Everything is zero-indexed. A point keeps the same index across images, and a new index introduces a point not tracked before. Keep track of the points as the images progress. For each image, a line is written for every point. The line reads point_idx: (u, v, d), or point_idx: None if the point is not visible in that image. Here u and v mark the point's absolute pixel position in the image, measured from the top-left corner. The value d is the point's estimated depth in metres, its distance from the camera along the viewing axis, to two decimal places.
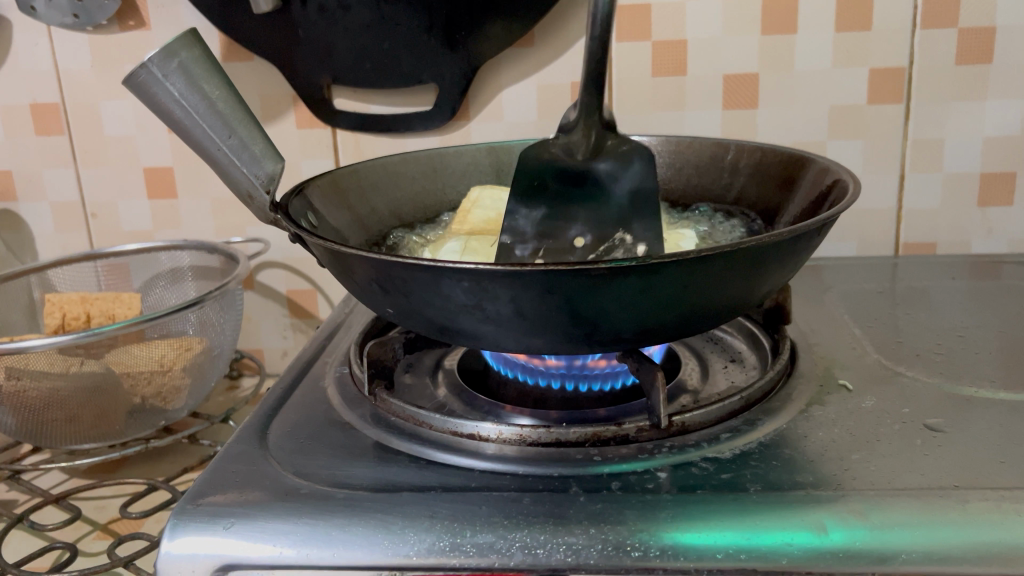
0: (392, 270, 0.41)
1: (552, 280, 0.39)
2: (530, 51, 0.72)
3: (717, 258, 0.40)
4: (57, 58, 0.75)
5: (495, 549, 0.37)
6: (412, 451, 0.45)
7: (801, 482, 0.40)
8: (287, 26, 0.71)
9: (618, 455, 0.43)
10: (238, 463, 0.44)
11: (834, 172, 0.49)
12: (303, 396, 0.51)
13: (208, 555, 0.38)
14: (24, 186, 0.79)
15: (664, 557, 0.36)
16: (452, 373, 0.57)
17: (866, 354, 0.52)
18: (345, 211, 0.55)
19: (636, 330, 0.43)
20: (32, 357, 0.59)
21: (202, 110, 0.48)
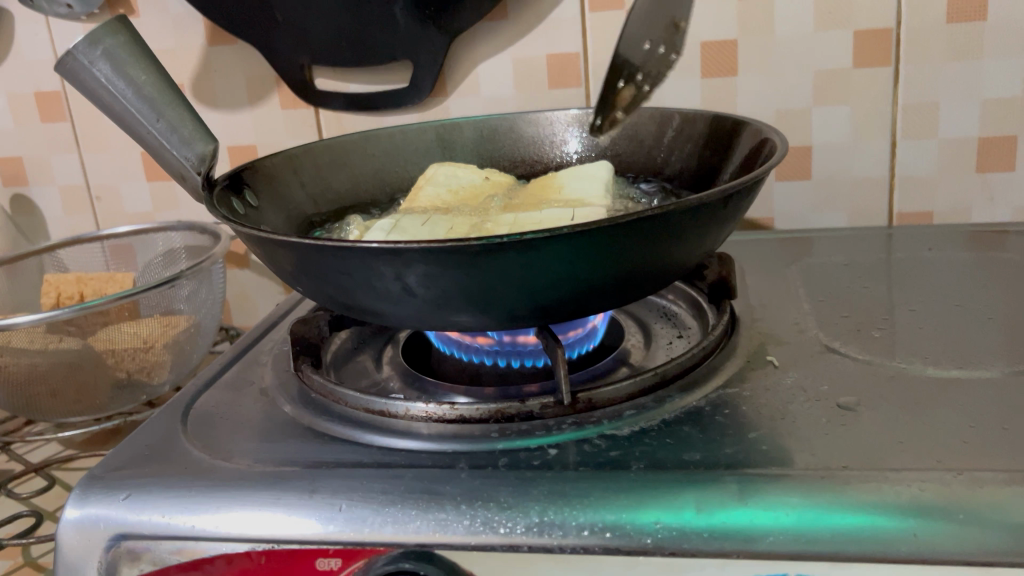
0: (289, 249, 0.42)
1: (429, 256, 0.39)
2: (504, 24, 0.72)
3: (602, 228, 0.39)
4: (56, 47, 0.78)
5: (367, 524, 0.37)
6: (322, 427, 0.46)
7: (689, 459, 0.39)
8: (264, 9, 0.72)
9: (516, 432, 0.43)
10: (155, 438, 0.45)
11: (766, 134, 0.47)
12: (240, 375, 0.53)
13: (107, 524, 0.40)
14: (33, 171, 0.83)
15: (530, 535, 0.36)
16: (399, 351, 0.57)
17: (807, 329, 0.50)
18: (292, 189, 0.56)
19: (533, 306, 0.42)
20: (13, 334, 0.62)
21: (128, 95, 0.49)
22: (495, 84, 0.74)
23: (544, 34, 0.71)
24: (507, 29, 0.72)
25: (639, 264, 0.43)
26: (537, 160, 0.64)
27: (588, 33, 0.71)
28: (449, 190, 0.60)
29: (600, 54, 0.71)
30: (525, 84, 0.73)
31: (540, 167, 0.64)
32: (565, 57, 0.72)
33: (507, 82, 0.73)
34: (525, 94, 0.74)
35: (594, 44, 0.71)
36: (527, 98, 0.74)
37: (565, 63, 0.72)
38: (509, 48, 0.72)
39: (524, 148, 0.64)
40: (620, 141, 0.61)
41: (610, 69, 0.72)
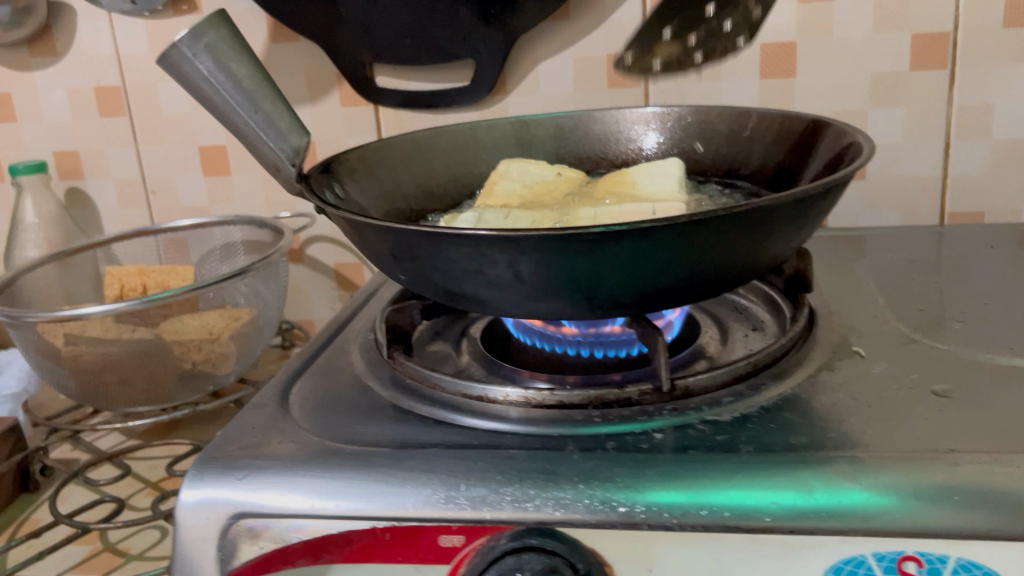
0: (399, 236, 0.43)
1: (546, 244, 0.40)
2: (565, 24, 0.73)
3: (710, 219, 0.40)
4: (117, 43, 0.80)
5: (487, 504, 0.38)
6: (422, 411, 0.47)
7: (795, 443, 0.40)
8: (330, 7, 0.74)
9: (618, 417, 0.44)
10: (259, 421, 0.46)
11: (851, 133, 0.48)
12: (329, 363, 0.54)
13: (224, 503, 0.41)
14: (90, 164, 0.84)
15: (649, 513, 0.37)
16: (477, 341, 0.58)
17: (885, 322, 0.52)
18: (373, 182, 0.57)
19: (636, 295, 0.43)
20: (87, 323, 0.63)
21: (229, 88, 0.50)
22: (555, 83, 0.75)
23: (605, 34, 0.73)
24: (568, 29, 0.73)
25: (738, 255, 0.44)
26: (602, 156, 0.66)
27: None
28: (524, 185, 0.61)
29: None
30: (585, 82, 0.75)
31: (605, 163, 0.66)
32: (626, 56, 0.73)
33: (567, 80, 0.75)
34: (585, 93, 0.75)
35: None
36: (586, 97, 0.75)
37: None
38: (570, 47, 0.74)
39: (590, 144, 0.66)
40: (688, 137, 0.62)
41: (669, 69, 0.73)
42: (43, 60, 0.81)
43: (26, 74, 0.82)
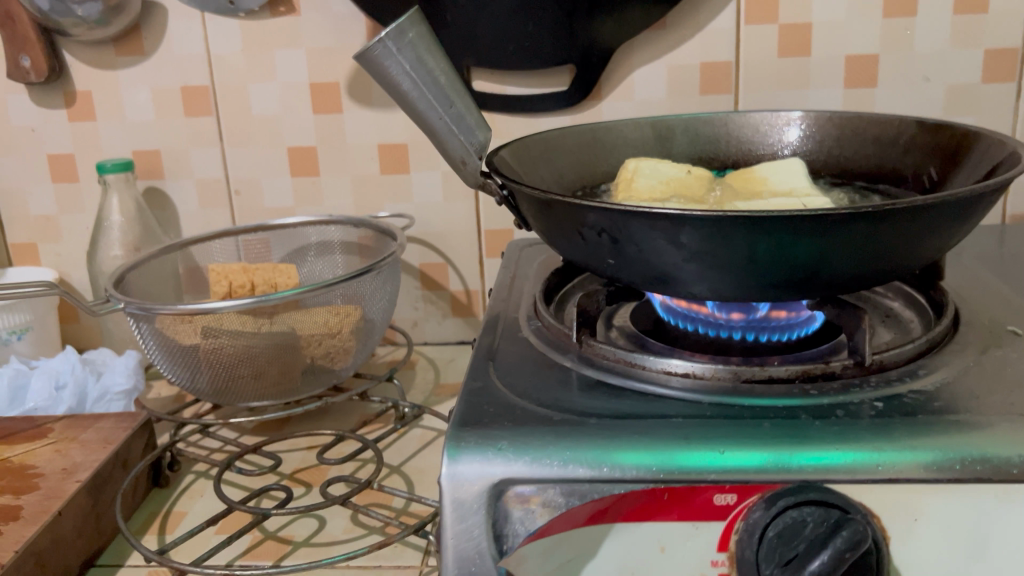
0: (635, 220, 0.46)
1: (790, 225, 0.43)
2: (663, 34, 0.77)
3: (933, 205, 0.44)
4: (209, 43, 0.80)
5: (752, 464, 0.41)
6: (633, 387, 0.49)
7: (1010, 407, 0.44)
8: (437, 12, 0.76)
9: (831, 389, 0.47)
10: (481, 397, 0.48)
11: (1009, 146, 0.51)
12: (510, 345, 0.55)
13: (490, 473, 0.42)
14: (173, 165, 0.84)
15: (907, 468, 0.40)
16: (628, 329, 0.61)
17: (1022, 306, 0.57)
18: (528, 176, 0.60)
19: (848, 275, 0.47)
20: (226, 317, 0.63)
21: (428, 83, 0.52)
22: (649, 89, 0.79)
23: (700, 43, 0.77)
24: (665, 38, 0.77)
25: (934, 242, 0.48)
26: (715, 158, 0.70)
27: (742, 44, 0.77)
28: (662, 181, 0.64)
29: (751, 63, 0.77)
30: (677, 89, 0.79)
31: (717, 162, 0.70)
32: (718, 65, 0.77)
33: (661, 87, 0.79)
34: (677, 99, 0.79)
35: (746, 55, 0.77)
36: (677, 103, 0.79)
37: (718, 71, 0.77)
38: (664, 56, 0.78)
39: (708, 145, 0.70)
40: (805, 142, 0.67)
41: (758, 78, 0.77)
42: (129, 59, 0.81)
43: (111, 73, 0.81)
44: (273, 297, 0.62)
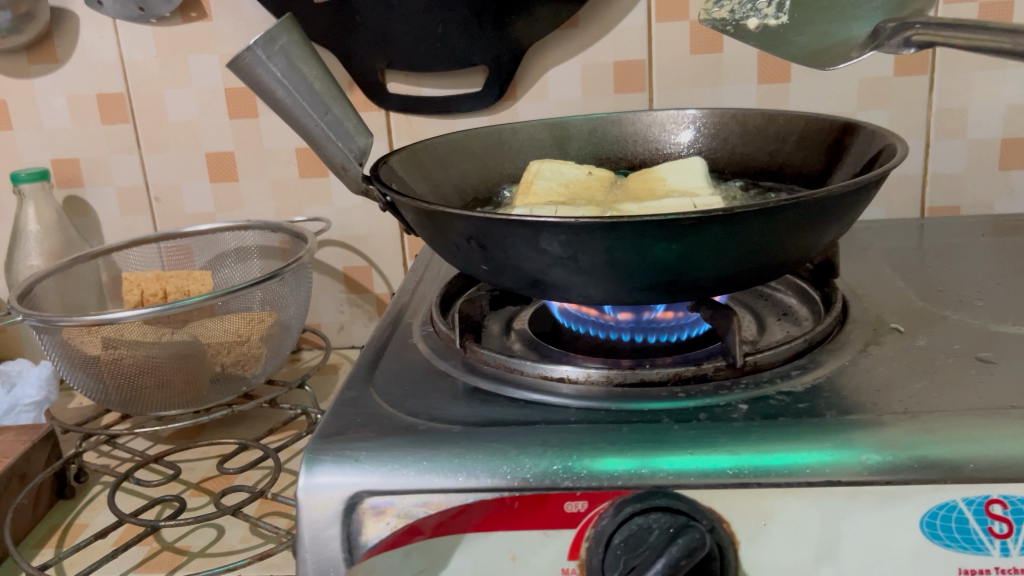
0: (494, 225, 0.45)
1: (643, 230, 0.43)
2: (575, 32, 0.77)
3: (793, 206, 0.44)
4: (122, 50, 0.79)
5: (604, 471, 0.41)
6: (508, 393, 0.49)
7: (871, 408, 0.44)
8: (346, 14, 0.75)
9: (700, 391, 0.47)
10: (352, 405, 0.48)
11: (887, 137, 0.53)
12: (396, 352, 0.55)
13: (346, 485, 0.42)
14: (92, 172, 0.83)
15: (758, 474, 0.40)
16: (526, 332, 0.61)
17: (912, 302, 0.57)
18: (423, 181, 0.60)
19: (714, 278, 0.47)
20: (126, 326, 0.63)
21: (302, 90, 0.52)
22: (564, 88, 0.79)
23: (612, 42, 0.77)
24: (577, 36, 0.77)
25: (803, 244, 0.48)
26: (622, 157, 0.70)
27: (654, 42, 0.76)
28: (560, 184, 0.64)
29: (664, 61, 0.77)
30: (592, 88, 0.79)
31: (625, 163, 0.70)
32: (632, 64, 0.77)
33: (576, 86, 0.79)
34: (592, 97, 0.79)
35: (659, 52, 0.77)
36: (593, 102, 0.79)
37: (631, 69, 0.77)
38: (578, 54, 0.77)
39: (614, 146, 0.70)
40: (705, 140, 0.68)
41: (672, 75, 0.77)
42: (43, 67, 0.80)
43: (25, 80, 0.80)
44: (172, 306, 0.62)
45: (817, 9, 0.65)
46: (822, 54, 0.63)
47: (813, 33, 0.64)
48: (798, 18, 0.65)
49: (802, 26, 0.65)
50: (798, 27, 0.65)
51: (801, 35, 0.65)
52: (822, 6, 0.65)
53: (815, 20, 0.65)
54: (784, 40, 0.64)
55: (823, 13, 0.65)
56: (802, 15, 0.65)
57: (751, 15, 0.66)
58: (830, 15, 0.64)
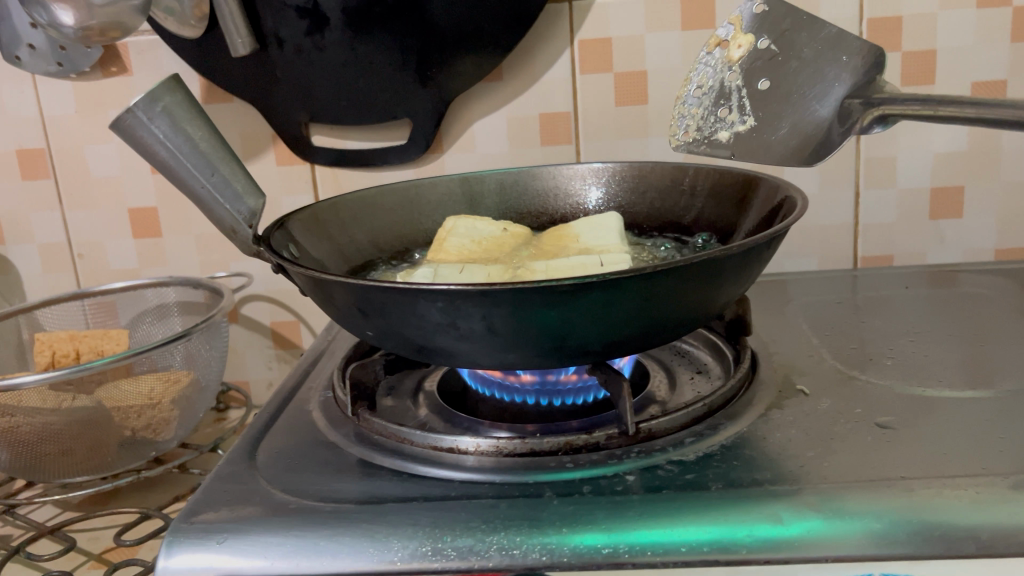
0: (369, 292, 0.44)
1: (518, 297, 0.41)
2: (500, 85, 0.76)
3: (675, 271, 0.43)
4: (41, 105, 0.78)
5: (474, 553, 0.39)
6: (392, 464, 0.47)
7: (759, 478, 0.42)
8: (267, 68, 0.74)
9: (590, 461, 0.45)
10: (229, 482, 0.46)
11: (783, 189, 0.53)
12: (289, 422, 0.53)
13: (205, 570, 0.40)
14: (12, 229, 0.82)
15: (633, 552, 0.39)
16: (432, 395, 0.59)
17: (824, 360, 0.55)
18: (325, 242, 0.58)
19: (600, 344, 0.45)
20: (25, 394, 0.61)
21: (186, 151, 0.51)
22: (490, 141, 0.78)
23: (538, 95, 0.76)
24: (503, 89, 0.76)
25: (696, 309, 0.46)
26: (543, 211, 0.69)
27: (579, 94, 0.76)
28: (473, 241, 0.62)
29: (590, 112, 0.76)
30: (519, 141, 0.78)
31: (546, 218, 0.69)
32: (558, 116, 0.77)
33: (502, 138, 0.78)
34: (519, 150, 0.78)
35: (584, 103, 0.76)
36: (521, 155, 0.78)
37: (557, 120, 0.77)
38: (504, 107, 0.77)
39: (534, 200, 0.69)
40: (623, 193, 0.67)
41: (597, 126, 0.77)
42: None
43: None
44: (72, 369, 0.60)
45: (781, 98, 0.58)
46: (807, 153, 0.56)
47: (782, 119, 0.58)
48: (768, 115, 0.58)
49: (767, 116, 0.58)
50: (771, 123, 0.58)
51: (780, 129, 0.58)
52: (781, 95, 0.58)
53: (777, 103, 0.58)
54: (761, 139, 0.58)
55: (784, 101, 0.58)
56: (769, 110, 0.58)
57: (719, 126, 0.58)
58: (793, 102, 0.57)
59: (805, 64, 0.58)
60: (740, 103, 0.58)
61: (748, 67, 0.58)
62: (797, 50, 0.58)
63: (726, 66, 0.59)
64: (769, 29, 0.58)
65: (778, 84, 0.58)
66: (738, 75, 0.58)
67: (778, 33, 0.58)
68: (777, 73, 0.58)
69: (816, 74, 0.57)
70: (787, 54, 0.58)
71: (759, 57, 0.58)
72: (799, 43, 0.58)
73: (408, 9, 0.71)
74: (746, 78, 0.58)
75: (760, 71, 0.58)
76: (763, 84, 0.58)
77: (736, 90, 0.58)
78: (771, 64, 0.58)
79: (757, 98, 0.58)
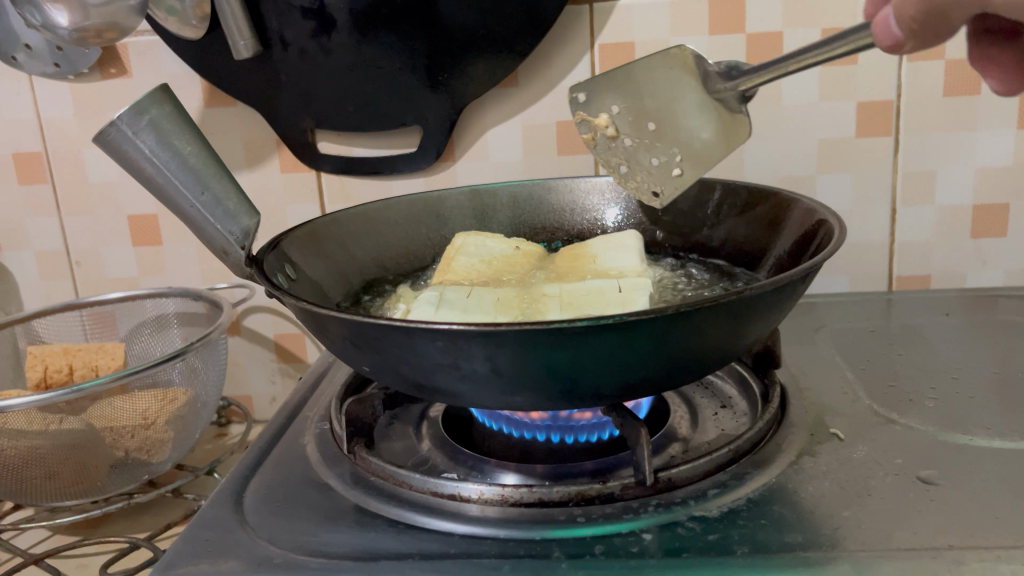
0: (363, 327, 0.40)
1: (525, 338, 0.38)
2: (515, 91, 0.72)
3: (702, 312, 0.39)
4: (39, 107, 0.75)
5: None
6: (388, 512, 0.43)
7: (790, 542, 0.38)
8: (270, 70, 0.71)
9: (604, 516, 0.41)
10: (213, 530, 0.42)
11: (817, 211, 0.49)
12: (282, 459, 0.50)
13: None
14: (8, 235, 0.79)
15: None
16: (437, 426, 0.56)
17: (858, 400, 0.51)
18: (322, 261, 0.55)
19: (617, 387, 0.41)
20: (11, 416, 0.58)
21: (174, 167, 0.47)
22: (504, 149, 0.74)
23: (554, 102, 0.72)
24: (517, 95, 0.72)
25: (723, 349, 0.43)
26: (559, 227, 0.65)
27: None
28: (482, 260, 0.58)
29: None
30: (534, 150, 0.74)
31: (562, 234, 0.65)
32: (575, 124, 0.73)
33: (516, 147, 0.74)
34: (534, 160, 0.74)
35: None
36: (536, 164, 0.74)
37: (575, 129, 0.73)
38: (519, 114, 0.73)
39: (549, 215, 0.65)
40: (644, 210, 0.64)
41: None
42: None
43: None
44: (60, 393, 0.57)
45: (672, 119, 0.54)
46: (734, 132, 0.52)
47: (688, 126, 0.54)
48: (679, 134, 0.54)
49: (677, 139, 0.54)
50: (688, 135, 0.54)
51: (701, 134, 0.53)
52: (669, 117, 0.54)
53: (669, 123, 0.54)
54: (694, 152, 0.54)
55: (677, 116, 0.54)
56: (675, 131, 0.54)
57: (664, 173, 0.56)
58: (683, 110, 0.53)
59: (651, 88, 0.55)
60: (653, 147, 0.56)
61: (625, 132, 0.56)
62: (639, 86, 0.55)
63: (618, 140, 0.57)
64: (607, 97, 0.57)
65: (657, 114, 0.55)
66: (627, 140, 0.56)
67: (608, 95, 0.57)
68: (644, 111, 0.55)
69: (667, 84, 0.54)
70: (635, 94, 0.56)
71: (621, 118, 0.56)
72: (631, 84, 0.55)
73: (417, 11, 0.67)
74: (633, 136, 0.56)
75: (636, 126, 0.56)
76: (648, 126, 0.55)
77: (636, 148, 0.56)
78: (632, 110, 0.56)
79: (655, 139, 0.55)
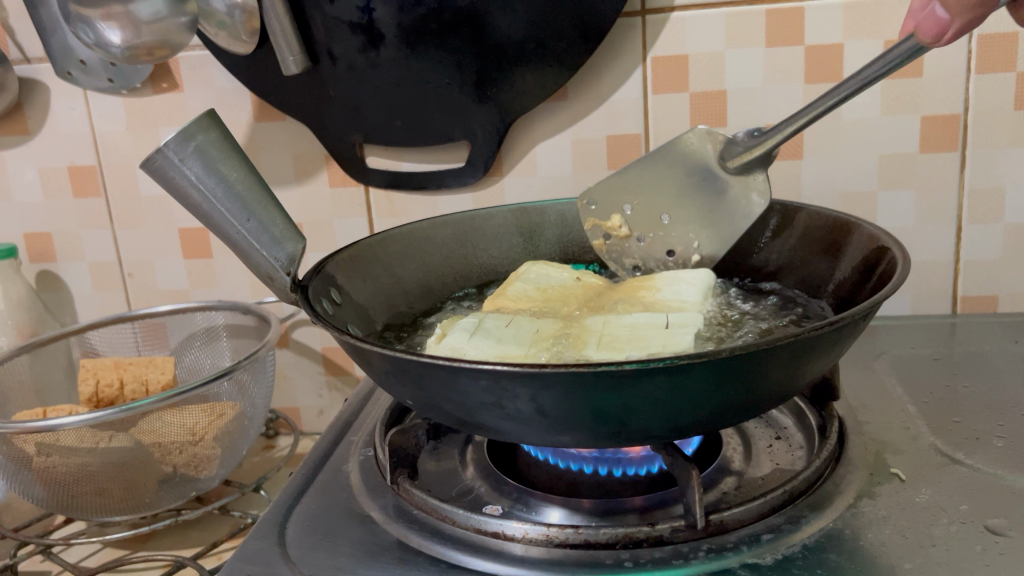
0: (407, 365, 0.39)
1: (570, 381, 0.36)
2: (564, 105, 0.71)
3: (760, 354, 0.37)
4: (93, 121, 0.75)
5: None
6: (431, 549, 0.43)
7: None
8: (319, 84, 0.70)
9: (652, 562, 0.40)
10: (254, 564, 0.42)
11: (878, 237, 0.47)
12: (326, 488, 0.49)
13: None
14: (63, 247, 0.80)
15: None
16: (482, 450, 0.55)
17: (921, 437, 0.49)
18: (366, 283, 0.54)
19: (667, 428, 0.40)
20: (62, 433, 0.59)
21: (220, 195, 0.47)
22: (553, 164, 0.73)
23: (606, 116, 0.71)
24: (567, 110, 0.71)
25: (780, 388, 0.41)
26: None
27: (651, 115, 0.70)
28: (537, 287, 0.58)
29: (662, 136, 0.71)
30: (584, 165, 0.73)
31: None
32: (626, 138, 0.71)
33: (566, 162, 0.73)
34: (584, 175, 0.73)
35: (655, 125, 0.70)
36: (586, 179, 0.73)
37: (627, 144, 0.71)
38: (569, 129, 0.71)
39: None
40: None
41: None
42: (12, 139, 0.76)
43: None
44: (111, 411, 0.57)
45: (685, 210, 0.58)
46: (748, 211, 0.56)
47: (705, 215, 0.58)
48: (697, 221, 0.58)
49: (694, 226, 0.58)
50: (706, 219, 0.57)
51: (721, 217, 0.57)
52: (683, 209, 0.58)
53: (684, 215, 0.58)
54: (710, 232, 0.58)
55: (690, 206, 0.58)
56: (690, 220, 0.58)
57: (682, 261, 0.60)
58: (698, 196, 0.57)
59: (664, 182, 0.58)
60: (670, 238, 0.60)
61: (640, 230, 0.60)
62: (651, 184, 0.58)
63: (630, 240, 0.61)
64: (615, 200, 0.60)
65: (670, 209, 0.58)
66: (643, 238, 0.60)
67: (618, 199, 0.60)
68: (657, 208, 0.59)
69: (682, 173, 0.57)
70: (644, 196, 0.59)
71: (636, 218, 0.60)
72: (643, 183, 0.58)
73: (465, 25, 0.66)
74: (651, 230, 0.60)
75: (650, 223, 0.59)
76: (664, 219, 0.59)
77: (653, 241, 0.60)
78: (646, 209, 0.59)
79: (672, 232, 0.59)
